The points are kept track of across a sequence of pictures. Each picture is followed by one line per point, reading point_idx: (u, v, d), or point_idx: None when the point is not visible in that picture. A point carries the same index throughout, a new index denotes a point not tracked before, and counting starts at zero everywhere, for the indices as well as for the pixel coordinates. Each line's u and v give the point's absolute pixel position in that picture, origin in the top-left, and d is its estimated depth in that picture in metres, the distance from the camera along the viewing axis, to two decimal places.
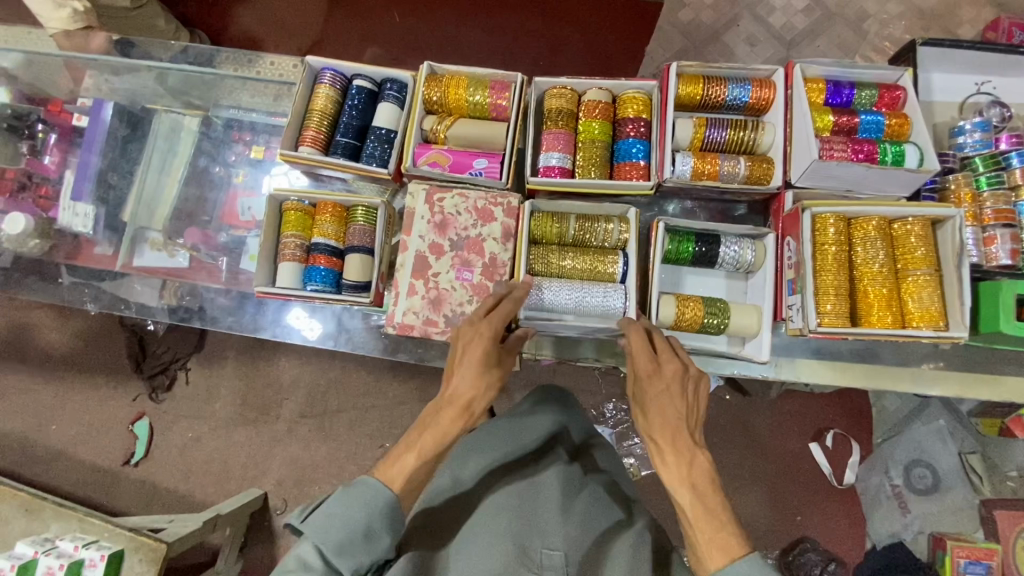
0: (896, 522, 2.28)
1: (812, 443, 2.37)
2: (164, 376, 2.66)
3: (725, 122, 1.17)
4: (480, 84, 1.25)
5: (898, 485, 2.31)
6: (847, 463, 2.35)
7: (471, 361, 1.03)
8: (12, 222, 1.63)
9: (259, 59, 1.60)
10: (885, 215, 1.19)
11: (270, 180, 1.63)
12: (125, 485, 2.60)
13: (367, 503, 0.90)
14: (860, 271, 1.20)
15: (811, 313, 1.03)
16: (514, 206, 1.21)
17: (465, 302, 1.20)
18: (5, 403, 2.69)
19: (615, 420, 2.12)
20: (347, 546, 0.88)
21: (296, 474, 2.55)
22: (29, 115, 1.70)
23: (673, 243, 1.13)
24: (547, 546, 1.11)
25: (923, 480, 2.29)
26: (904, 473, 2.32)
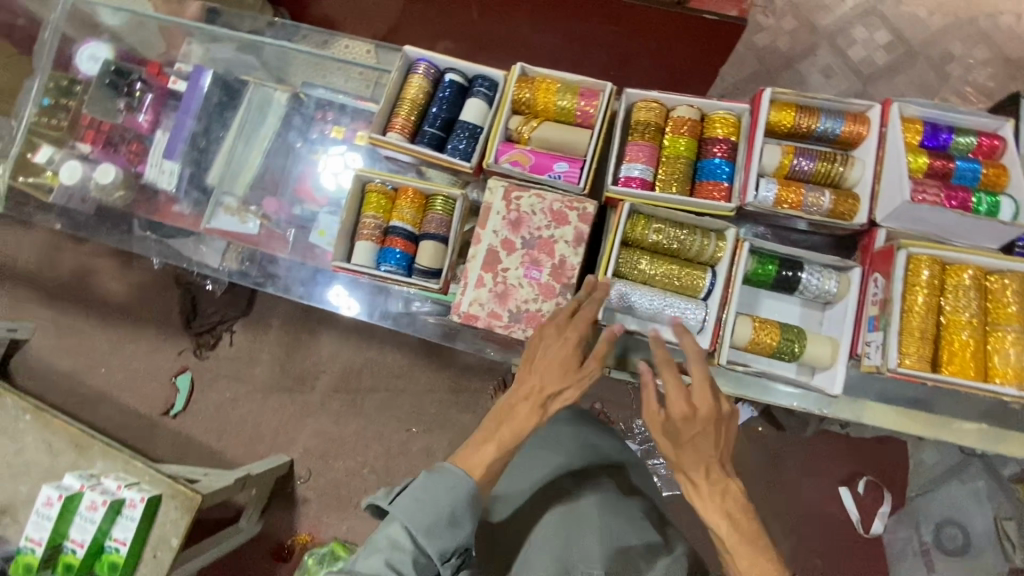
0: None
1: (842, 488, 2.31)
2: (210, 335, 2.75)
3: (814, 152, 1.16)
4: (569, 90, 1.27)
5: (926, 542, 2.26)
6: (876, 513, 2.28)
7: (555, 359, 1.07)
8: (102, 173, 1.74)
9: (336, 42, 1.72)
10: (980, 266, 1.17)
11: (324, 158, 1.69)
12: (163, 435, 2.70)
13: (452, 489, 0.98)
14: (948, 319, 1.16)
15: (892, 353, 1.01)
16: (588, 213, 1.22)
17: (531, 300, 1.22)
18: (62, 341, 2.83)
19: (642, 437, 2.10)
20: (435, 529, 0.95)
21: (323, 446, 2.62)
22: (131, 74, 1.76)
23: (755, 264, 1.14)
24: (588, 566, 1.20)
25: (954, 541, 2.25)
26: (935, 531, 2.27)
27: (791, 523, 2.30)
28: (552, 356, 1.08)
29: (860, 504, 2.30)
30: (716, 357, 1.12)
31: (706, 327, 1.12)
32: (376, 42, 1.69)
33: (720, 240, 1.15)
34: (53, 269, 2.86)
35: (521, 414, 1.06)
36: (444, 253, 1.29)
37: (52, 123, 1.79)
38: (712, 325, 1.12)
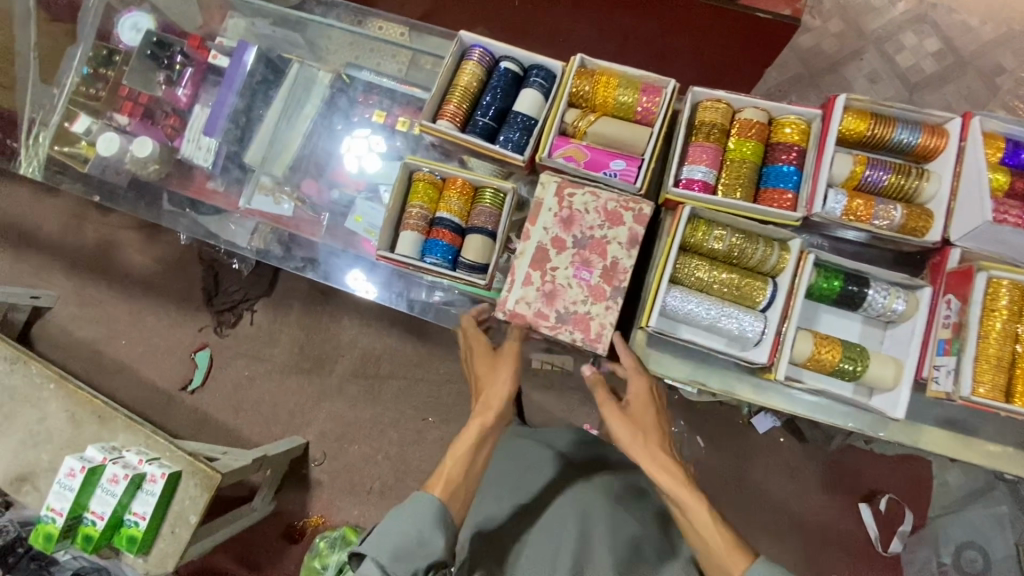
0: None
1: (862, 503, 2.23)
2: (231, 314, 2.73)
3: (888, 164, 1.11)
4: (631, 86, 1.23)
5: (945, 563, 2.17)
6: (897, 530, 2.20)
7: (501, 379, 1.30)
8: (140, 145, 1.69)
9: (369, 22, 1.71)
10: None
11: (348, 142, 1.66)
12: (180, 410, 2.69)
13: (414, 514, 1.07)
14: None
15: (965, 381, 0.98)
16: (644, 215, 1.18)
17: (579, 302, 1.18)
18: (82, 311, 2.81)
19: None
20: (402, 552, 1.02)
21: (338, 430, 2.61)
22: (173, 46, 1.74)
23: (819, 277, 1.10)
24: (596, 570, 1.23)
25: (973, 564, 2.15)
26: (954, 554, 2.18)
27: (805, 534, 2.22)
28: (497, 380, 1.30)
29: (879, 520, 2.22)
30: (774, 371, 1.09)
31: (764, 339, 1.10)
32: (410, 24, 1.68)
33: (784, 250, 1.11)
34: (77, 238, 2.84)
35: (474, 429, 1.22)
36: (490, 247, 1.25)
37: (89, 93, 1.77)
38: (770, 338, 1.09)
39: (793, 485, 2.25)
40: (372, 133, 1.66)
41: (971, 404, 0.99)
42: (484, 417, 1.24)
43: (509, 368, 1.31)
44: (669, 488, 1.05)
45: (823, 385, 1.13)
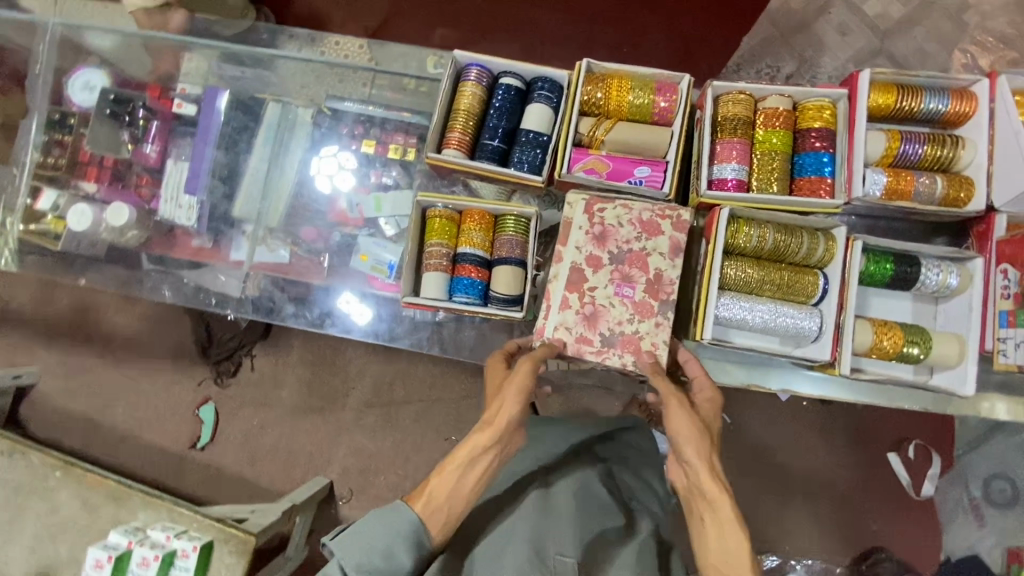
0: (972, 534, 2.04)
1: (891, 453, 2.09)
2: (229, 363, 2.51)
3: (922, 137, 1.09)
4: (645, 86, 1.17)
5: (975, 497, 2.05)
6: (927, 474, 2.08)
7: (507, 395, 1.04)
8: (115, 214, 1.57)
9: (323, 39, 1.57)
10: None
11: (318, 162, 1.58)
12: (193, 471, 2.48)
13: (391, 526, 0.95)
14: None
15: None
16: (684, 220, 1.13)
17: (625, 321, 1.12)
18: (70, 383, 2.58)
19: None
20: (367, 567, 0.92)
21: (361, 463, 2.42)
22: (132, 101, 1.61)
23: (870, 263, 1.07)
24: (560, 551, 1.07)
25: (1003, 494, 2.02)
26: (982, 486, 2.06)
27: (844, 490, 2.09)
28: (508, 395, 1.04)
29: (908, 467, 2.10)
30: (838, 367, 1.06)
31: (824, 334, 1.07)
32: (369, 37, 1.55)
33: (829, 240, 1.08)
34: (51, 308, 2.61)
35: (468, 447, 1.00)
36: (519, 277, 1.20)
37: (47, 162, 1.64)
38: (829, 332, 1.07)
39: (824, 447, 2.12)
40: (344, 151, 1.57)
41: None
42: (485, 436, 1.01)
43: (516, 386, 1.04)
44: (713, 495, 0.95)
45: (884, 369, 1.12)
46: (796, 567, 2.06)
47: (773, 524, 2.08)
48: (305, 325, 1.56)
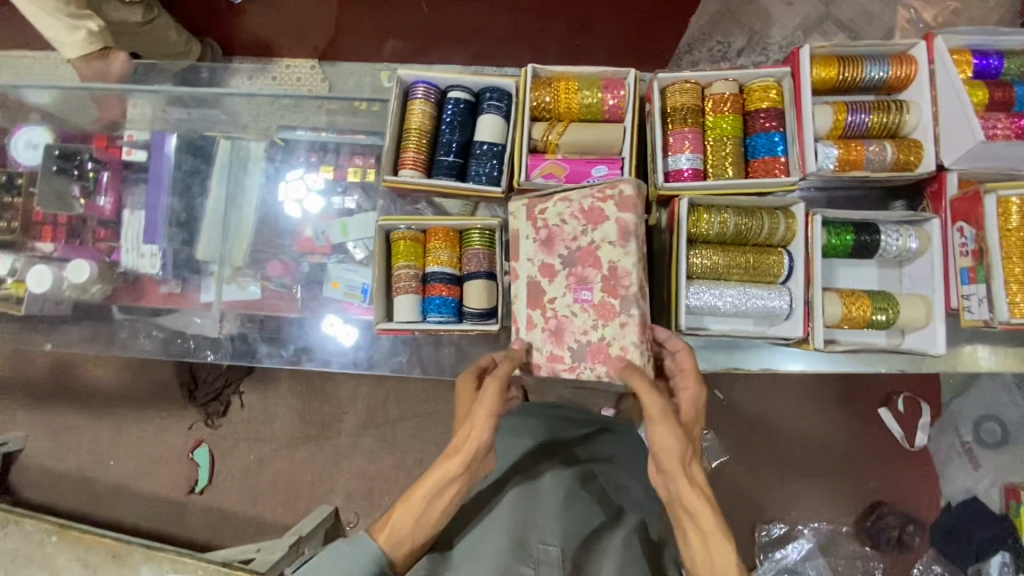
0: (967, 478, 2.07)
1: (882, 409, 2.12)
2: (218, 403, 2.44)
3: (867, 106, 1.11)
4: (592, 86, 1.18)
5: (967, 440, 2.10)
6: (919, 425, 2.10)
7: (474, 422, 1.02)
8: (76, 270, 1.54)
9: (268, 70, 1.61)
10: None
11: (286, 187, 1.55)
12: (194, 515, 2.42)
13: (354, 555, 0.95)
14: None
15: (1001, 305, 1.01)
16: (627, 195, 1.07)
17: (590, 329, 1.09)
18: (57, 443, 2.49)
19: None
20: None
21: (365, 486, 2.38)
22: (78, 154, 1.57)
23: (831, 236, 1.09)
24: (544, 540, 1.08)
25: (993, 435, 2.08)
26: (972, 428, 2.11)
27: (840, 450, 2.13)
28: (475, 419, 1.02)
29: (900, 420, 2.13)
30: (812, 342, 1.08)
31: (795, 310, 1.09)
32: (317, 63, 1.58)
33: (790, 218, 1.10)
34: (27, 370, 2.52)
35: (433, 476, 0.99)
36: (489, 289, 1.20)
37: (0, 226, 1.58)
38: (799, 308, 1.08)
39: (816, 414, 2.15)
40: (310, 171, 1.55)
41: (1010, 326, 1.02)
42: (451, 463, 1.00)
43: (484, 411, 1.02)
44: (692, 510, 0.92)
45: (856, 337, 1.14)
46: (805, 531, 2.09)
47: (773, 494, 2.11)
48: (281, 362, 1.54)
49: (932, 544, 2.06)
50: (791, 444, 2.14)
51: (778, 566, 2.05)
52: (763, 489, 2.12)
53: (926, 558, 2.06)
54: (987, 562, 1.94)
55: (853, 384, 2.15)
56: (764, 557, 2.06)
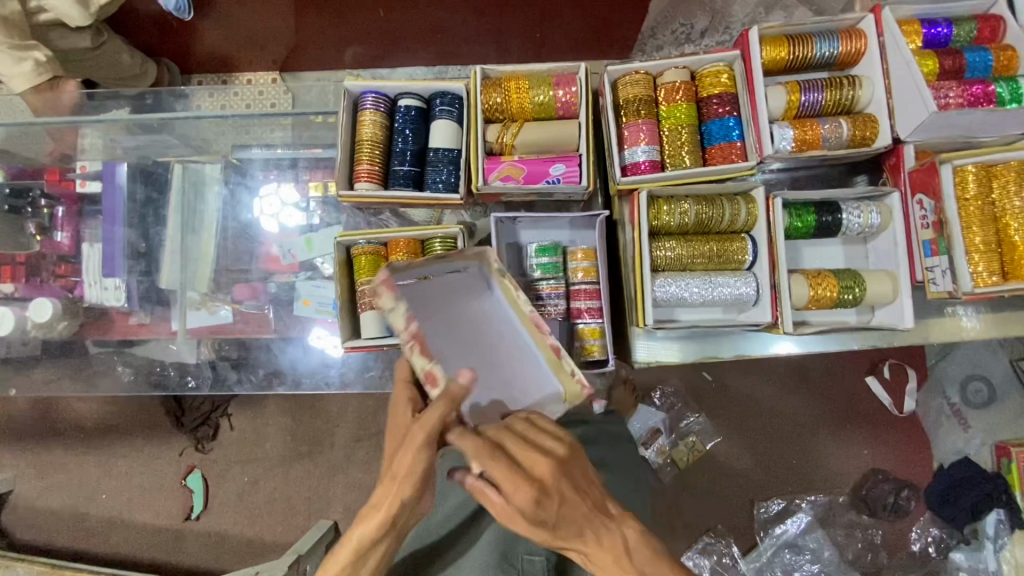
0: (958, 438, 2.10)
1: (868, 379, 2.13)
2: (207, 427, 2.36)
3: (820, 83, 1.10)
4: (543, 83, 1.16)
5: (955, 402, 2.12)
6: (906, 392, 2.11)
7: (402, 471, 0.86)
8: (38, 309, 1.48)
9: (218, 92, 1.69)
10: (1021, 159, 1.03)
11: (261, 202, 1.53)
12: (194, 542, 2.32)
13: None
14: (1004, 222, 1.02)
15: (963, 276, 1.01)
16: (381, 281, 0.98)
17: None
18: (43, 481, 2.40)
19: (666, 405, 2.13)
20: None
21: (363, 497, 2.31)
22: (30, 191, 1.55)
23: (793, 218, 1.08)
24: (529, 550, 1.12)
25: (978, 394, 2.11)
26: (959, 390, 2.13)
27: (831, 421, 2.14)
28: (400, 461, 0.86)
29: (887, 389, 2.13)
30: (781, 325, 1.06)
31: (761, 296, 1.09)
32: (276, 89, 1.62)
33: (750, 202, 1.09)
34: (6, 411, 2.42)
35: (357, 536, 0.88)
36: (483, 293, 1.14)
37: None
38: (765, 293, 1.08)
39: (803, 388, 2.15)
40: (281, 184, 1.52)
41: (975, 296, 1.02)
42: (373, 518, 0.87)
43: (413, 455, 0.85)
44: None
45: (827, 316, 1.15)
46: (803, 505, 2.09)
47: (768, 472, 2.12)
48: (253, 389, 1.53)
49: (929, 508, 2.06)
50: (781, 422, 2.14)
51: (779, 541, 2.06)
52: (758, 467, 2.12)
53: (922, 521, 2.07)
54: (983, 520, 1.97)
55: (837, 357, 2.16)
56: (765, 534, 2.06)
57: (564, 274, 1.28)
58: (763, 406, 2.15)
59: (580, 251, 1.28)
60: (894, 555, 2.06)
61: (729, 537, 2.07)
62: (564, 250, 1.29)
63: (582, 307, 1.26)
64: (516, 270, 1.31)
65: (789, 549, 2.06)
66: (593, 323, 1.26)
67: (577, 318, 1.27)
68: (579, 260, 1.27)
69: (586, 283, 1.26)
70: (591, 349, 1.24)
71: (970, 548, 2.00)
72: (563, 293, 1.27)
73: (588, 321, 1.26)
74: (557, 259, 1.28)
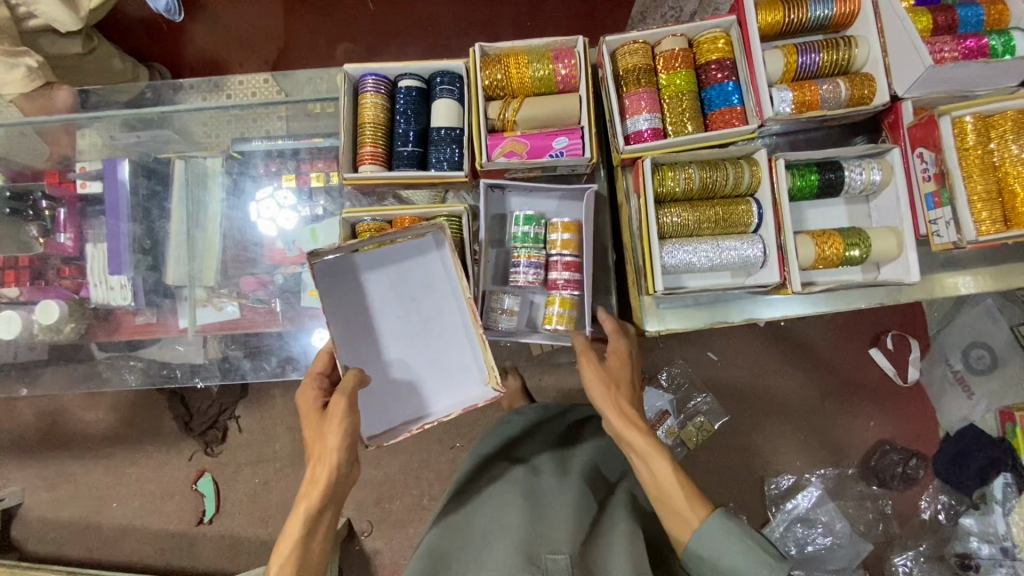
0: (963, 406, 2.10)
1: (872, 349, 2.15)
2: (215, 430, 2.34)
3: (817, 45, 1.12)
4: (542, 57, 1.17)
5: (958, 369, 2.12)
6: (909, 361, 2.13)
7: (331, 432, 1.06)
8: (45, 311, 1.47)
9: (227, 82, 1.57)
10: (1017, 108, 1.04)
11: (257, 207, 1.53)
12: (208, 546, 2.31)
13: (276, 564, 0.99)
14: (1004, 171, 1.03)
15: (968, 225, 1.02)
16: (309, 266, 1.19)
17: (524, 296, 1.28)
18: (53, 493, 2.38)
19: (672, 385, 2.16)
20: None
21: (373, 493, 2.17)
22: (31, 193, 1.54)
23: (797, 178, 1.10)
24: (552, 550, 1.09)
25: (982, 359, 2.07)
26: (962, 356, 2.10)
27: (837, 394, 2.15)
28: (326, 438, 1.05)
29: (891, 358, 2.15)
30: (790, 286, 1.08)
31: (769, 257, 1.10)
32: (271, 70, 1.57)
33: (753, 165, 1.11)
34: (13, 423, 2.41)
35: (300, 515, 1.01)
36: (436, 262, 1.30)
37: None
38: (773, 254, 1.10)
39: (808, 359, 2.17)
40: (278, 185, 1.53)
41: (980, 244, 1.03)
42: (311, 496, 1.03)
43: (338, 427, 1.06)
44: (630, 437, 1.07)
45: (834, 276, 1.17)
46: (813, 479, 2.11)
47: (776, 448, 2.13)
48: (266, 376, 1.54)
49: (936, 475, 2.08)
50: (787, 395, 2.16)
51: (791, 516, 2.07)
52: (769, 442, 2.14)
53: (931, 489, 2.10)
54: (990, 485, 1.93)
55: (841, 327, 2.18)
56: (776, 509, 2.08)
57: (542, 245, 1.30)
58: (769, 380, 2.16)
59: (561, 224, 1.28)
60: (906, 524, 2.08)
61: (742, 515, 2.08)
62: (541, 221, 1.29)
63: (557, 278, 1.28)
64: (497, 242, 1.36)
65: (801, 523, 2.06)
66: (565, 293, 1.28)
67: (550, 287, 1.29)
68: (557, 233, 1.28)
69: (564, 255, 1.27)
70: (553, 319, 1.28)
71: (979, 513, 1.95)
72: (541, 263, 1.29)
73: (559, 291, 1.28)
74: (536, 229, 1.29)
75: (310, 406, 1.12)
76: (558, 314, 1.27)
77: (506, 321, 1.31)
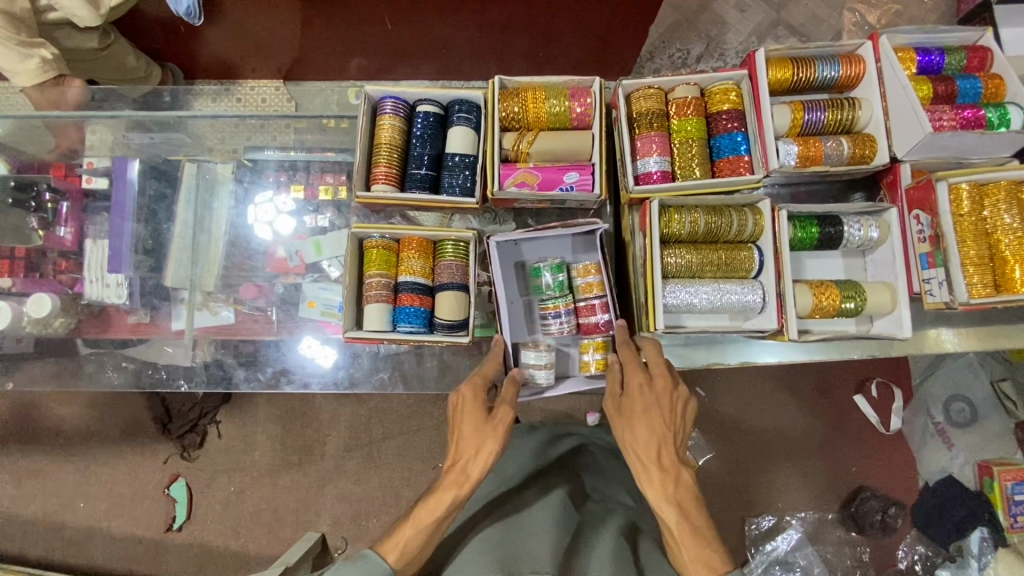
0: (942, 457, 2.11)
1: (856, 396, 2.16)
2: (194, 434, 2.28)
3: (822, 104, 1.18)
4: (559, 94, 1.21)
5: (938, 420, 2.13)
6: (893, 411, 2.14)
7: (480, 450, 1.08)
8: (37, 304, 1.46)
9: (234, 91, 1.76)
10: (1013, 178, 1.12)
11: (254, 210, 1.54)
12: (175, 554, 2.24)
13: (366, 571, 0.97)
14: (995, 238, 1.11)
15: (959, 287, 1.08)
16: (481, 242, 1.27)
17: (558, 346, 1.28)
18: (19, 489, 2.30)
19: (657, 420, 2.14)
20: None
21: (351, 510, 2.22)
22: (36, 185, 1.52)
23: (799, 230, 1.15)
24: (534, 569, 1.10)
25: (962, 414, 2.11)
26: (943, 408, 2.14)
27: (824, 438, 2.16)
28: (481, 455, 1.07)
29: (875, 406, 2.16)
30: (787, 332, 1.12)
31: (767, 303, 1.14)
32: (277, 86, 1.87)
33: (756, 213, 1.15)
34: None
35: (444, 501, 1.05)
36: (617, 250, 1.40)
37: None
38: (772, 299, 1.13)
39: (795, 400, 2.18)
40: (279, 191, 1.54)
41: (971, 305, 1.09)
42: (457, 489, 1.06)
43: (495, 440, 1.08)
44: (650, 494, 1.01)
45: (834, 326, 1.21)
46: (794, 522, 2.11)
47: (758, 488, 2.14)
48: (260, 387, 1.51)
49: (914, 525, 2.09)
50: (771, 437, 2.17)
51: (770, 558, 2.07)
52: (753, 483, 2.14)
53: (909, 539, 2.09)
54: (967, 538, 2.00)
55: (829, 371, 2.19)
56: (756, 551, 2.08)
57: (568, 292, 1.29)
58: (754, 423, 2.17)
59: (584, 267, 1.28)
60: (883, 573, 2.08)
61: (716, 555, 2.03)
62: (568, 267, 1.29)
63: (588, 322, 1.29)
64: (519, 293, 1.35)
65: (779, 566, 2.07)
66: (601, 338, 1.28)
67: (586, 333, 1.28)
68: (582, 276, 1.27)
69: (592, 298, 1.27)
70: (590, 366, 1.28)
71: (954, 566, 2.01)
72: (571, 310, 1.29)
73: (596, 335, 1.28)
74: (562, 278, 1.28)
75: (475, 409, 1.12)
76: (596, 360, 1.27)
77: (540, 377, 1.26)
